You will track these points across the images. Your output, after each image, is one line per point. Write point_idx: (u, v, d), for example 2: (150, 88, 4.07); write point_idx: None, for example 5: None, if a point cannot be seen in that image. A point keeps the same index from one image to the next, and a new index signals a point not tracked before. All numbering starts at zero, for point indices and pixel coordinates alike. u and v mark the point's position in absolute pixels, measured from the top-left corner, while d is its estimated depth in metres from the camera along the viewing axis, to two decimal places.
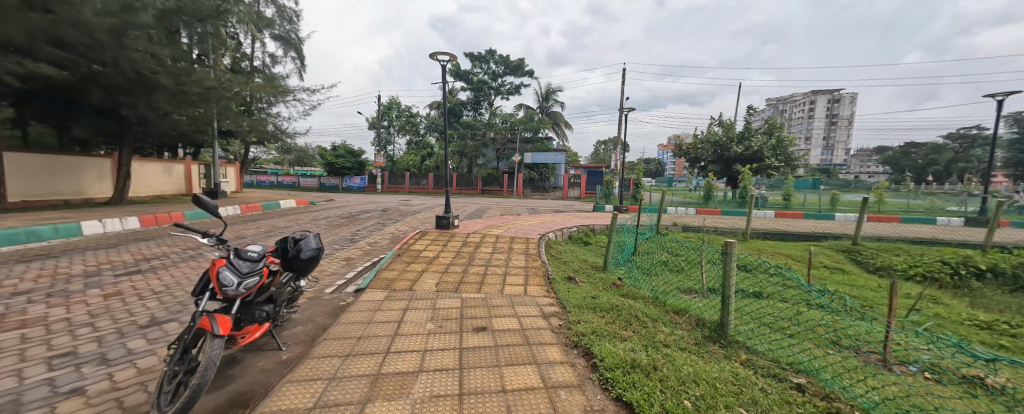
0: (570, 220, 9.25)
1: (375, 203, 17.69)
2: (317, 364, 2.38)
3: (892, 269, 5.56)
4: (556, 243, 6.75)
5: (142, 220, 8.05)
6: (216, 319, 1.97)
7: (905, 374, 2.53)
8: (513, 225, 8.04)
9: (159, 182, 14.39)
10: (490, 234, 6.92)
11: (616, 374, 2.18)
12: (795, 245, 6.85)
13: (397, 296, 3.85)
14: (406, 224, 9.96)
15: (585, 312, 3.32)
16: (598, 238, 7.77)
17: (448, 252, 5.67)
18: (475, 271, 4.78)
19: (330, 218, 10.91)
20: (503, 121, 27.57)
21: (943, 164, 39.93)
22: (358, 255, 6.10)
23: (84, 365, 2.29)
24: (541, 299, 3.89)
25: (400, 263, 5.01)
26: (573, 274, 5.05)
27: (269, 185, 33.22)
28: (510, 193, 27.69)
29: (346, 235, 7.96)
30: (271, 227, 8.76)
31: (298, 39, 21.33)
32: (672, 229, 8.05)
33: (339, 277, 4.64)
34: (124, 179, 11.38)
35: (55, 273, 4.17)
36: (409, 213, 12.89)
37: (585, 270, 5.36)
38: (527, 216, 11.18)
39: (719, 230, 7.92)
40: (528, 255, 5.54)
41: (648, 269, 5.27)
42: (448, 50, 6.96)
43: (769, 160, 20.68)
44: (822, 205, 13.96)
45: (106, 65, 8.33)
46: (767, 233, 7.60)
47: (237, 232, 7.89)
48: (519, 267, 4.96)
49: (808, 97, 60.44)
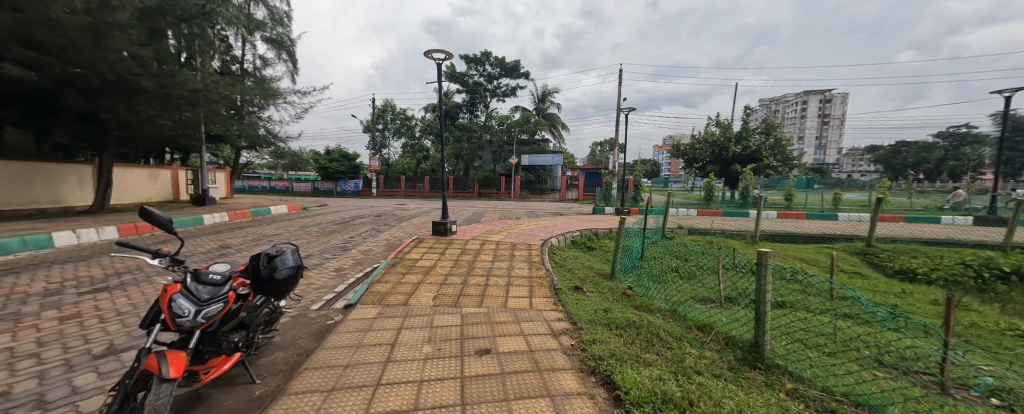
0: (571, 224, 8.94)
1: (369, 208, 17.32)
2: (294, 402, 2.02)
3: (913, 273, 5.27)
4: (559, 249, 6.43)
5: (121, 229, 7.63)
6: (168, 357, 1.62)
7: (965, 399, 2.22)
8: (514, 230, 7.71)
9: (143, 189, 13.89)
10: (491, 240, 6.58)
11: (645, 410, 1.85)
12: (808, 248, 6.57)
13: (391, 313, 3.49)
14: (402, 230, 9.63)
15: (599, 329, 3.00)
16: (602, 242, 7.47)
17: (446, 260, 5.32)
18: (476, 282, 4.44)
19: (323, 224, 10.53)
20: (499, 123, 27.30)
21: (935, 162, 40.33)
22: (351, 265, 5.72)
23: (14, 410, 1.91)
24: (548, 314, 3.56)
25: (395, 274, 4.65)
26: (580, 283, 4.74)
27: (262, 190, 32.69)
28: (507, 196, 27.47)
29: (338, 243, 7.57)
30: (259, 235, 8.34)
31: (290, 42, 21.00)
32: (679, 233, 7.75)
33: (328, 291, 4.28)
34: (106, 186, 10.89)
35: (10, 292, 3.77)
36: (405, 218, 12.54)
37: (592, 278, 5.03)
38: (527, 219, 10.88)
39: (726, 232, 7.64)
40: (532, 263, 5.21)
41: (659, 277, 4.99)
42: (444, 49, 6.65)
43: (768, 159, 20.59)
44: (825, 204, 13.76)
45: (83, 67, 7.92)
46: (777, 235, 7.34)
47: (221, 241, 7.47)
48: (522, 276, 4.61)
49: (800, 97, 60.92)
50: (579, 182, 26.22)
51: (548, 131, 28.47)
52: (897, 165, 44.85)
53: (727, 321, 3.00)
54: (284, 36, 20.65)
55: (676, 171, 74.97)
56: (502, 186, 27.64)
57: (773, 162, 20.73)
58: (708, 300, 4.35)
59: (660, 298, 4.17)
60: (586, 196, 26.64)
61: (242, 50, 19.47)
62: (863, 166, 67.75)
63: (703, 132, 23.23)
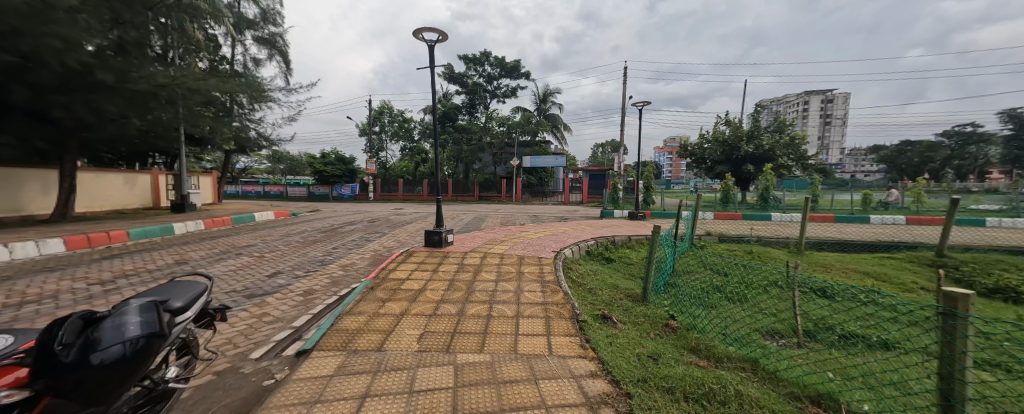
0: (584, 231, 7.93)
1: (363, 213, 16.36)
2: None
3: (1016, 292, 4.23)
4: (575, 263, 5.44)
5: (68, 242, 6.68)
6: None
7: None
8: (520, 240, 6.68)
9: (118, 195, 12.95)
10: (493, 253, 5.55)
11: None
12: (867, 258, 5.59)
13: (357, 367, 2.50)
14: (394, 239, 8.66)
15: (660, 400, 2.03)
16: (621, 252, 6.49)
17: (439, 281, 4.29)
18: (475, 312, 3.44)
19: (308, 233, 9.57)
20: (499, 125, 26.24)
21: (941, 161, 39.55)
22: (324, 286, 4.69)
23: None
24: (575, 363, 2.57)
25: (373, 302, 3.65)
26: (606, 309, 3.79)
27: (256, 195, 31.90)
28: (509, 199, 26.64)
29: (317, 256, 6.56)
30: (230, 246, 7.31)
31: (282, 42, 20.08)
32: (709, 241, 6.73)
33: (282, 328, 3.28)
34: (68, 192, 9.92)
35: None
36: (399, 225, 11.58)
37: (620, 302, 4.04)
38: (533, 225, 9.91)
39: (764, 240, 6.65)
40: (546, 284, 4.17)
41: (701, 299, 4.07)
42: (436, 29, 5.67)
43: (781, 158, 19.72)
44: (853, 206, 12.64)
45: (28, 58, 6.97)
46: (824, 242, 6.36)
47: (182, 254, 6.49)
48: (535, 304, 3.60)
49: (803, 97, 59.96)
50: (583, 184, 25.34)
51: (550, 133, 27.49)
52: (902, 165, 43.43)
53: (852, 389, 2.00)
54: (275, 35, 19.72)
55: (677, 173, 74.38)
56: (502, 189, 26.94)
57: (788, 161, 19.82)
58: (774, 333, 3.41)
59: (714, 331, 3.22)
60: (590, 198, 25.73)
61: (230, 49, 18.62)
62: (866, 166, 67.15)
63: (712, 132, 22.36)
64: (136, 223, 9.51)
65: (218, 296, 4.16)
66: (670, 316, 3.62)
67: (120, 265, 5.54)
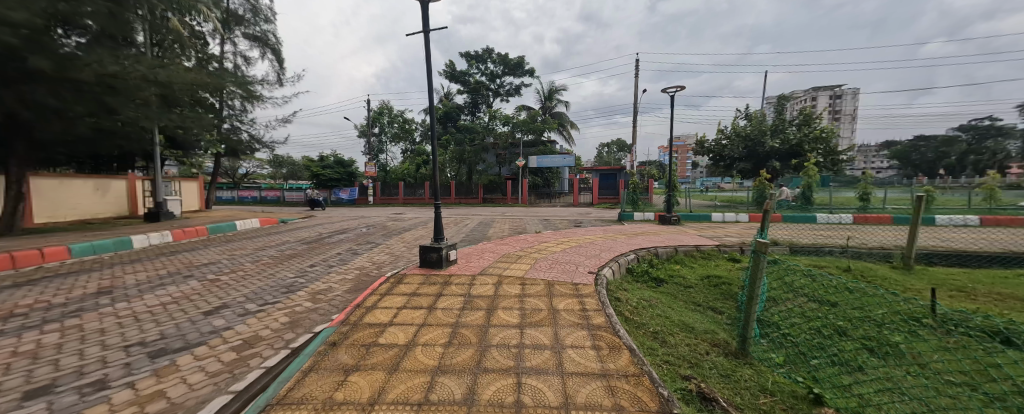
0: (615, 240, 6.58)
1: (359, 219, 15.11)
2: None
3: None
4: (620, 290, 4.02)
5: None
6: None
7: None
8: (542, 256, 5.27)
9: (86, 204, 11.77)
10: (510, 278, 4.16)
11: None
12: (1010, 278, 4.19)
13: None
14: (387, 251, 7.33)
15: None
16: (670, 268, 5.16)
17: (436, 328, 2.94)
18: (492, 396, 2.04)
19: (289, 244, 8.26)
20: (503, 124, 24.90)
21: (958, 157, 37.88)
22: (275, 331, 3.32)
23: None
24: None
25: (331, 376, 2.27)
26: (698, 376, 2.43)
27: (251, 200, 30.69)
28: (514, 201, 25.36)
29: (288, 278, 5.22)
30: (185, 266, 5.94)
31: (274, 41, 18.90)
32: (781, 253, 5.32)
33: None
34: (14, 202, 8.77)
35: None
36: (396, 233, 10.26)
37: (710, 360, 2.69)
38: (550, 233, 8.54)
39: (854, 252, 5.27)
40: (594, 332, 2.81)
41: (833, 351, 2.69)
42: None
43: (810, 153, 18.21)
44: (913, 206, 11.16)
45: None
46: (938, 255, 4.98)
47: (118, 277, 5.18)
48: (590, 379, 2.19)
49: (810, 93, 58.74)
50: (593, 185, 24.00)
51: (556, 131, 26.21)
52: (916, 161, 43.48)
53: None
54: (268, 33, 18.48)
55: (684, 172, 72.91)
56: (508, 191, 25.72)
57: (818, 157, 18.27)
58: None
59: None
60: (600, 199, 24.38)
61: (219, 47, 17.52)
62: (878, 163, 65.39)
63: (732, 126, 20.98)
64: (95, 236, 8.27)
65: (110, 355, 2.79)
66: (811, 388, 2.24)
67: (19, 298, 4.17)
